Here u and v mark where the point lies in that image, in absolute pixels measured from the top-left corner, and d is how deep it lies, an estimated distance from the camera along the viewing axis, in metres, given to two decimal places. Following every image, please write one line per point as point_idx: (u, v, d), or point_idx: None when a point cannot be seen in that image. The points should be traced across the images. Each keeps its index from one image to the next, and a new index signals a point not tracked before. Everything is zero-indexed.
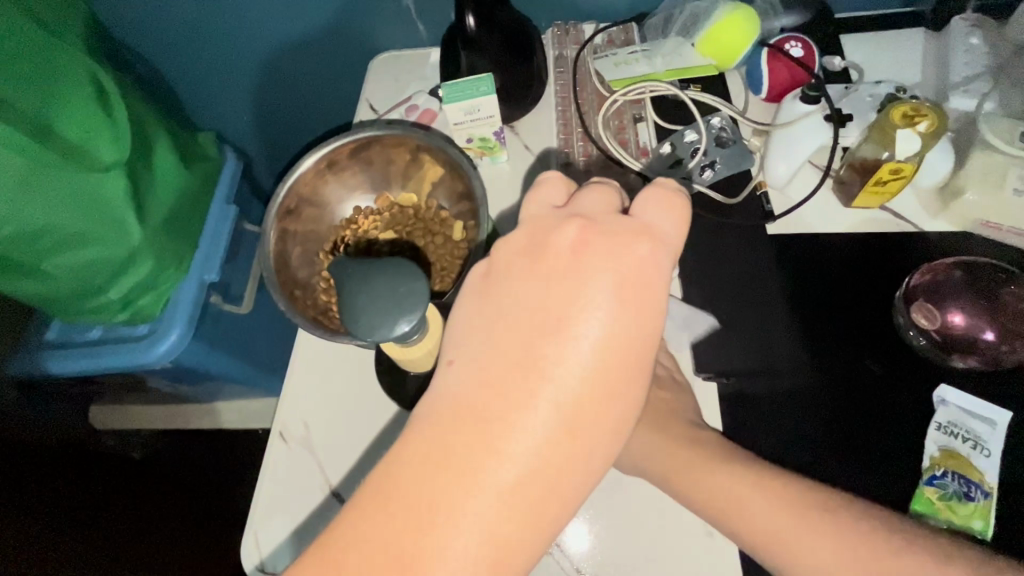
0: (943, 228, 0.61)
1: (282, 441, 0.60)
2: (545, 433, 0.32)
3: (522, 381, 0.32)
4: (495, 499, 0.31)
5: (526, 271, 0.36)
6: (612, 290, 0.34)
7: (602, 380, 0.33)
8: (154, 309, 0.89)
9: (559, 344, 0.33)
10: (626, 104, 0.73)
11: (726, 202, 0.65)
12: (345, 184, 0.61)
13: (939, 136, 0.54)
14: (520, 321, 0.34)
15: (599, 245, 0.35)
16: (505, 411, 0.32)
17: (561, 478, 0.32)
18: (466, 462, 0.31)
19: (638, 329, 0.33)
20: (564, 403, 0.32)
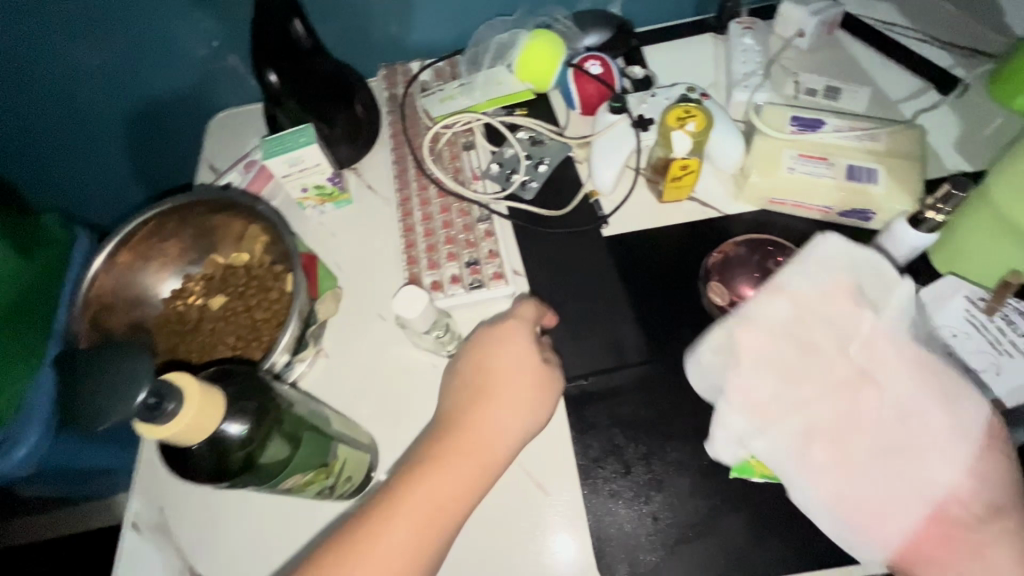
0: (744, 209, 0.67)
1: (136, 532, 0.56)
2: (489, 441, 0.51)
3: (478, 407, 0.52)
4: (461, 487, 0.49)
5: (482, 344, 0.55)
6: (527, 360, 0.53)
7: (528, 402, 0.52)
8: (5, 414, 0.78)
9: (521, 398, 0.52)
10: (459, 133, 0.75)
11: (553, 214, 0.69)
12: (167, 255, 0.60)
13: (707, 130, 0.60)
14: (476, 375, 0.53)
15: (521, 338, 0.54)
16: (463, 432, 0.51)
17: (486, 466, 0.50)
18: (431, 465, 0.49)
19: (534, 377, 0.53)
20: (496, 427, 0.51)
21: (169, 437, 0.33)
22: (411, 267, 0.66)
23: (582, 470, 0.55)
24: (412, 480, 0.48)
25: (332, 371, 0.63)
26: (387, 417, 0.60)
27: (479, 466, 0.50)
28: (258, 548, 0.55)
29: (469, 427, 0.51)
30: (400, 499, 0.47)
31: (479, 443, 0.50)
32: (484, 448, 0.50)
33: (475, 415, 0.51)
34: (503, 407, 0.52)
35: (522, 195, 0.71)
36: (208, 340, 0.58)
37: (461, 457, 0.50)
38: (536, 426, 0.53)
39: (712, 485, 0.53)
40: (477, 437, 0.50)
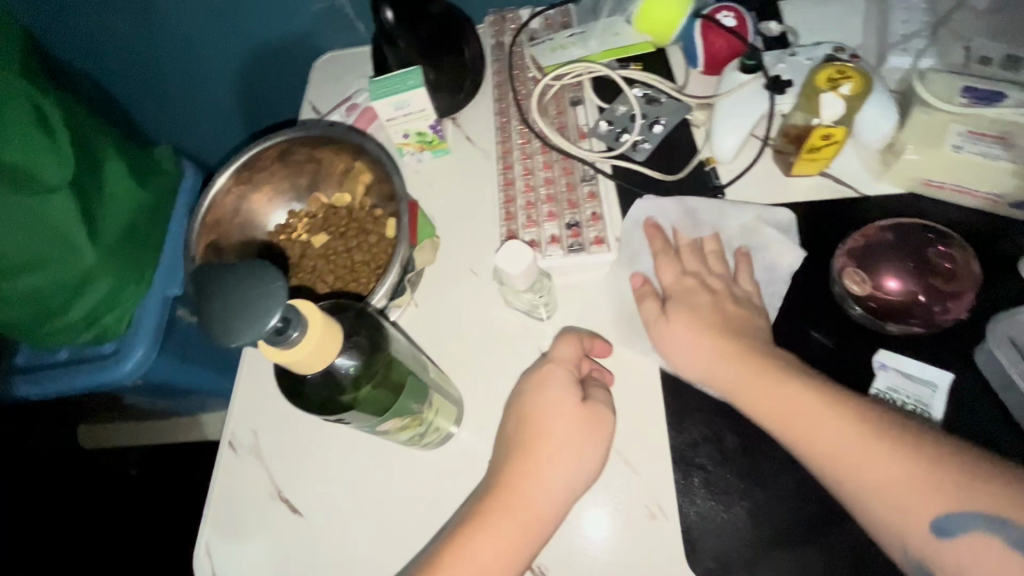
0: (887, 191, 0.60)
1: (232, 451, 0.59)
2: (532, 499, 0.46)
3: (522, 462, 0.47)
4: (495, 554, 0.44)
5: (528, 389, 0.50)
6: (569, 411, 0.48)
7: (572, 451, 0.47)
8: (120, 326, 0.87)
9: (560, 462, 0.47)
10: (566, 87, 0.71)
11: (666, 178, 0.64)
12: (275, 188, 0.61)
13: (865, 93, 0.53)
14: (521, 426, 0.49)
15: (558, 384, 0.49)
16: (506, 489, 0.46)
17: (530, 525, 0.45)
18: (473, 524, 0.45)
19: (580, 426, 0.47)
20: (535, 482, 0.46)
21: (293, 364, 0.32)
22: (509, 223, 0.64)
23: (677, 454, 0.52)
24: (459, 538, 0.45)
25: (421, 320, 0.62)
26: (473, 373, 0.59)
27: (516, 534, 0.45)
28: (342, 483, 0.56)
29: (514, 483, 0.46)
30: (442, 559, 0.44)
31: (517, 507, 0.46)
32: (520, 513, 0.45)
33: (520, 471, 0.47)
34: (540, 476, 0.46)
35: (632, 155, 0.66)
36: (309, 276, 0.59)
37: (501, 517, 0.45)
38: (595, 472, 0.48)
39: (822, 491, 0.49)
40: (512, 505, 0.46)
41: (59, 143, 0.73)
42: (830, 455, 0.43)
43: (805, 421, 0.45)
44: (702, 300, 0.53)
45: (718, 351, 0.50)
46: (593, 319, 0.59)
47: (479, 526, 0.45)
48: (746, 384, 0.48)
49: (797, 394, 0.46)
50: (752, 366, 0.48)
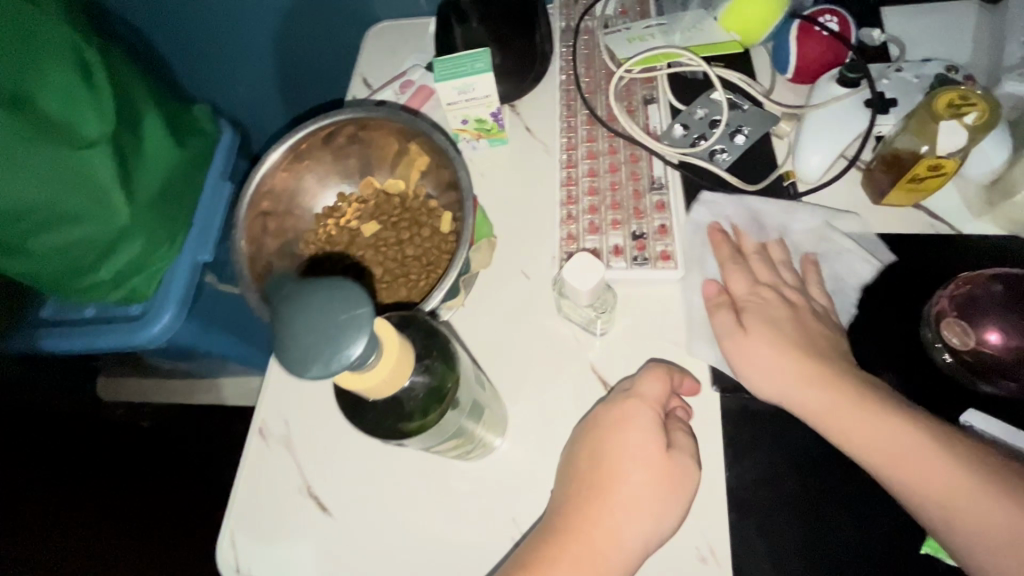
0: (987, 230, 0.55)
1: (262, 438, 0.57)
2: (610, 547, 0.43)
3: (596, 504, 0.44)
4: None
5: (606, 427, 0.47)
6: (652, 457, 0.45)
7: (655, 497, 0.44)
8: (148, 288, 0.85)
9: (637, 508, 0.44)
10: (638, 83, 0.66)
11: (746, 188, 0.59)
12: (327, 167, 0.57)
13: (988, 129, 0.47)
14: (595, 465, 0.46)
15: (641, 426, 0.46)
16: (581, 535, 0.43)
17: (604, 574, 0.42)
18: (539, 566, 0.42)
19: (664, 473, 0.45)
20: (613, 530, 0.43)
21: (361, 390, 0.29)
22: (569, 226, 0.60)
23: (734, 495, 0.48)
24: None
25: (467, 322, 0.59)
26: (519, 383, 0.56)
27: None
28: (374, 485, 0.54)
29: (588, 529, 0.43)
30: None
31: (590, 551, 0.43)
32: (592, 557, 0.43)
33: (599, 515, 0.44)
34: (614, 522, 0.44)
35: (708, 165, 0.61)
36: (357, 267, 0.55)
37: (576, 565, 0.42)
38: (675, 521, 0.45)
39: (891, 553, 0.45)
40: (584, 548, 0.43)
41: (99, 96, 0.70)
42: (890, 462, 0.44)
43: (869, 430, 0.44)
44: (780, 311, 0.51)
45: (791, 358, 0.48)
46: (651, 339, 0.55)
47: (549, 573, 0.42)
48: (825, 408, 0.46)
49: (876, 417, 0.45)
50: (826, 378, 0.47)
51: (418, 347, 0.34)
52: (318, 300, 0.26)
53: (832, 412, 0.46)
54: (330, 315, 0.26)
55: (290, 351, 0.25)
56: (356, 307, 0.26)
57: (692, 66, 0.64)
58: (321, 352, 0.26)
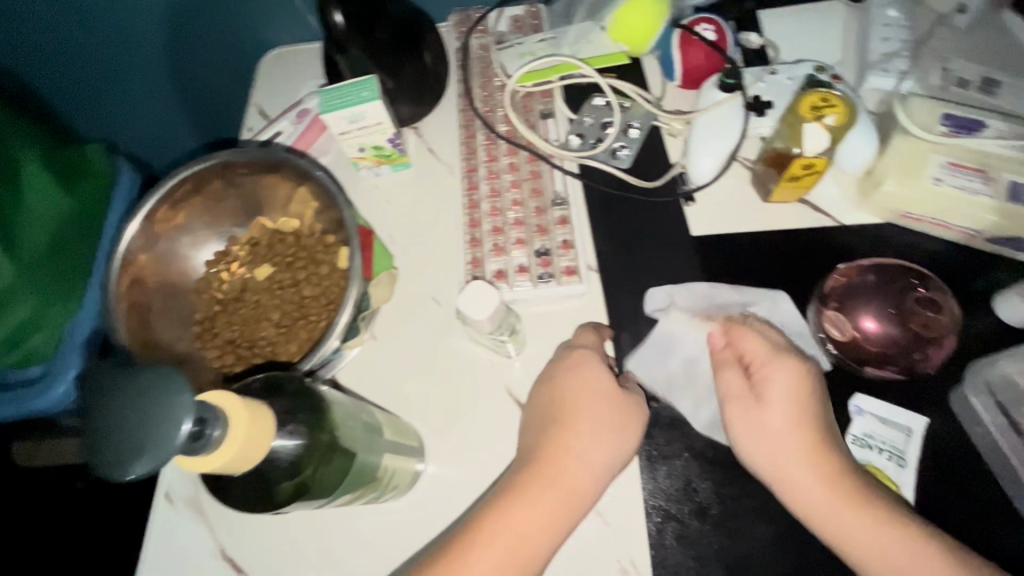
0: (865, 219, 0.58)
1: (168, 503, 0.54)
2: (574, 473, 0.46)
3: (558, 434, 0.47)
4: (545, 527, 0.44)
5: (560, 365, 0.50)
6: (605, 385, 0.48)
7: (609, 424, 0.47)
8: (48, 348, 0.74)
9: (597, 439, 0.47)
10: (536, 96, 0.66)
11: (643, 186, 0.60)
12: (213, 211, 0.55)
13: (847, 126, 0.50)
14: (553, 404, 0.49)
15: (592, 364, 0.49)
16: (546, 466, 0.46)
17: (571, 497, 0.45)
18: (510, 504, 0.44)
19: (614, 401, 0.48)
20: (573, 456, 0.46)
21: (214, 469, 0.27)
22: (474, 250, 0.59)
23: (651, 502, 0.49)
24: (496, 515, 0.44)
25: (379, 356, 0.58)
26: (436, 414, 0.55)
27: (560, 507, 0.45)
28: (294, 537, 0.52)
29: (555, 457, 0.46)
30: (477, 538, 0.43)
31: (560, 477, 0.45)
32: (562, 489, 0.45)
33: (559, 443, 0.46)
34: (580, 454, 0.46)
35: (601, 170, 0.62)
36: (252, 313, 0.53)
37: (545, 491, 0.45)
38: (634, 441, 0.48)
39: (798, 543, 0.47)
40: (556, 481, 0.45)
41: None
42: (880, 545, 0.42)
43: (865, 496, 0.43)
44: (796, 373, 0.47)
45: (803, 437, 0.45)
46: None
47: (519, 505, 0.44)
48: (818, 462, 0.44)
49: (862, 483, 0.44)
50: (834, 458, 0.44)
51: (284, 410, 0.33)
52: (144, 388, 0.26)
53: (821, 501, 0.44)
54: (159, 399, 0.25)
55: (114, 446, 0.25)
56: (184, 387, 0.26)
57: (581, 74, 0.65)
58: (151, 443, 0.25)
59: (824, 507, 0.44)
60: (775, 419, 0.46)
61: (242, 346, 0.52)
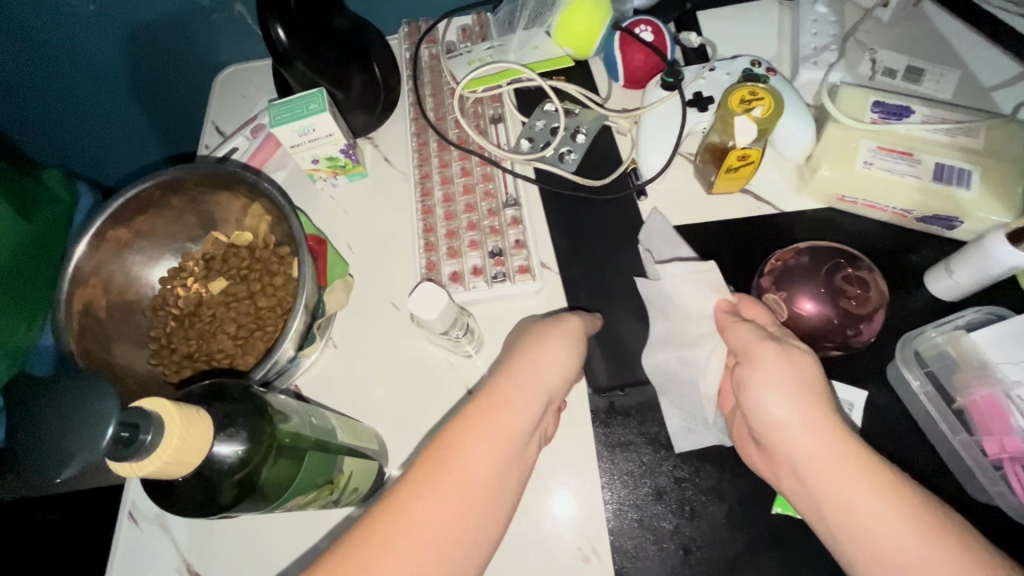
0: (804, 205, 0.60)
1: (133, 523, 0.53)
2: (528, 397, 0.44)
3: (512, 361, 0.46)
4: (491, 458, 0.41)
5: (526, 324, 0.52)
6: (554, 328, 0.49)
7: (553, 356, 0.47)
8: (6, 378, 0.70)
9: (534, 360, 0.46)
10: (486, 101, 0.68)
11: (590, 185, 0.62)
12: (165, 228, 0.55)
13: (775, 117, 0.52)
14: (512, 347, 0.49)
15: (544, 320, 0.51)
16: (502, 387, 0.44)
17: (520, 416, 0.43)
18: (464, 427, 0.41)
19: (556, 337, 0.48)
20: (525, 382, 0.45)
21: (151, 474, 0.28)
22: (429, 254, 0.60)
23: (610, 490, 0.50)
24: (454, 441, 0.41)
25: (340, 364, 0.58)
26: (398, 418, 0.56)
27: (503, 434, 0.42)
28: (261, 549, 0.52)
29: (509, 382, 0.44)
30: (434, 464, 0.40)
31: (511, 397, 0.43)
32: (504, 417, 0.42)
33: (511, 368, 0.45)
34: (520, 377, 0.45)
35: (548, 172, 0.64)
36: (208, 327, 0.54)
37: (503, 413, 0.42)
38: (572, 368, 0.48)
39: (751, 519, 0.49)
40: (501, 402, 0.43)
41: None
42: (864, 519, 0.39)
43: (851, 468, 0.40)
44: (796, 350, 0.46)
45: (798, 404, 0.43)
46: None
47: (473, 428, 0.41)
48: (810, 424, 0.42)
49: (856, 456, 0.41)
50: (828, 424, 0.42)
51: (224, 416, 0.33)
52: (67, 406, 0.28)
53: (820, 459, 0.41)
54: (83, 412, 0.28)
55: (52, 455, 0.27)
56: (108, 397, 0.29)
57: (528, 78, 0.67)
58: (79, 447, 0.27)
59: (864, 528, 0.39)
60: (760, 400, 0.44)
61: (199, 361, 0.52)
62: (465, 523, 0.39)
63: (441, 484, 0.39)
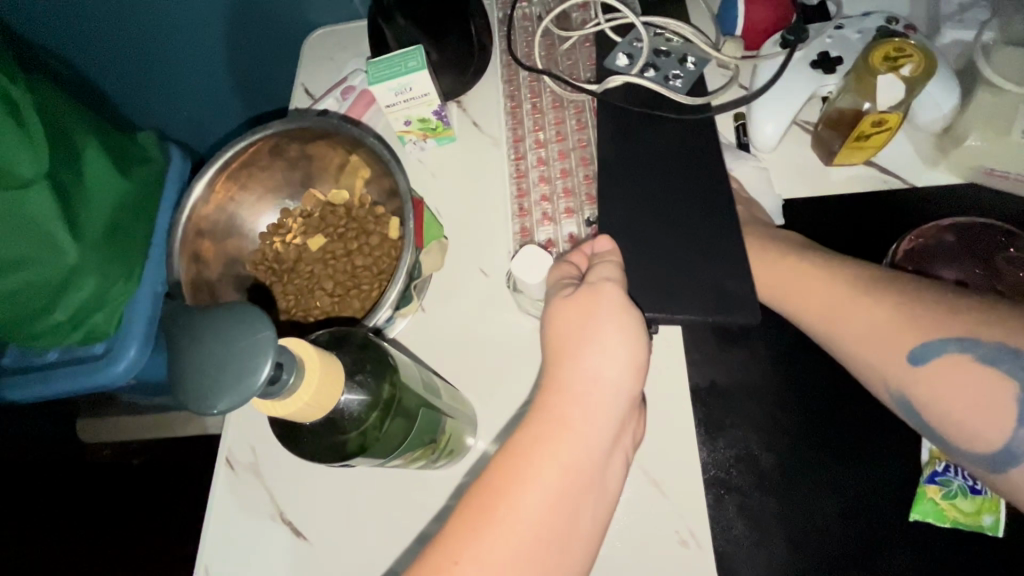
0: (940, 179, 0.54)
1: (230, 469, 0.55)
2: (593, 416, 0.39)
3: (558, 375, 0.41)
4: (558, 491, 0.37)
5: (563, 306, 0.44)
6: (603, 317, 0.42)
7: (608, 346, 0.41)
8: (110, 325, 0.76)
9: (585, 364, 0.41)
10: (581, 62, 0.63)
11: (689, 103, 0.57)
12: (265, 185, 0.56)
13: (926, 79, 0.47)
14: (554, 349, 0.43)
15: (590, 301, 0.43)
16: (557, 413, 0.39)
17: (585, 441, 0.39)
18: (522, 467, 0.37)
19: (611, 326, 0.41)
20: (583, 396, 0.40)
21: (289, 414, 0.29)
22: (522, 220, 0.59)
23: (709, 475, 0.48)
24: (508, 475, 0.37)
25: (427, 328, 0.58)
26: (487, 387, 0.54)
27: (566, 463, 0.38)
28: (352, 504, 0.52)
29: (567, 404, 0.39)
30: (496, 506, 0.36)
31: (569, 422, 0.39)
32: (565, 443, 0.38)
33: (563, 384, 0.40)
34: (573, 389, 0.40)
35: (631, 92, 0.58)
36: (307, 283, 0.54)
37: (566, 447, 0.38)
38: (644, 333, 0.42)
39: (867, 515, 0.45)
40: (558, 427, 0.39)
41: (33, 137, 0.63)
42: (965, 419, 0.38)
43: None
44: None
45: None
46: None
47: (534, 468, 0.37)
48: None
49: None
50: None
51: (350, 363, 0.34)
52: (200, 347, 0.27)
53: None
54: (198, 363, 0.27)
55: (196, 392, 0.26)
56: (199, 407, 0.26)
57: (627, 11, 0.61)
58: (229, 383, 0.26)
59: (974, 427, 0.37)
60: None
61: (298, 314, 0.53)
62: (547, 562, 0.36)
63: (511, 521, 0.36)
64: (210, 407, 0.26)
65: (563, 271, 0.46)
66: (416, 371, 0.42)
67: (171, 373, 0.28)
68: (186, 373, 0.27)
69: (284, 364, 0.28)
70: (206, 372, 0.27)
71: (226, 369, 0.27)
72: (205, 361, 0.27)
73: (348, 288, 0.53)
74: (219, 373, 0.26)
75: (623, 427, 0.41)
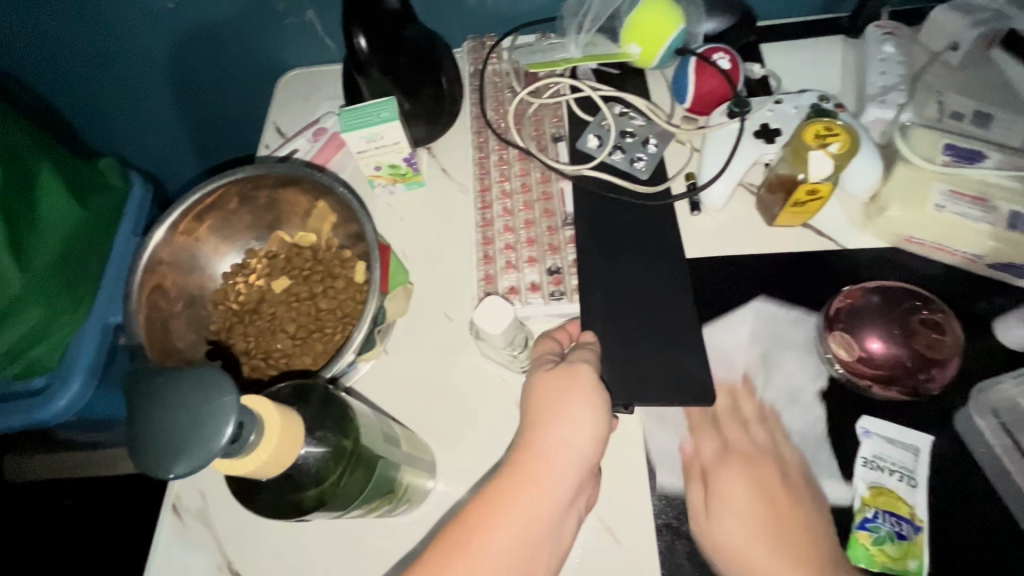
0: (868, 243, 0.59)
1: (176, 515, 0.53)
2: (559, 483, 0.42)
3: (533, 436, 0.44)
4: (521, 541, 0.40)
5: (544, 374, 0.46)
6: (580, 393, 0.44)
7: (575, 419, 0.44)
8: (52, 360, 0.72)
9: (557, 434, 0.43)
10: (547, 119, 0.68)
11: (647, 191, 0.61)
12: (231, 226, 0.56)
13: (851, 154, 0.52)
14: (531, 411, 0.45)
15: (568, 375, 0.45)
16: (527, 471, 0.42)
17: (546, 500, 0.42)
18: (490, 513, 0.41)
19: (583, 403, 0.44)
20: (551, 459, 0.43)
21: (245, 472, 0.29)
22: (486, 267, 0.60)
23: (662, 523, 0.49)
24: (480, 518, 0.41)
25: (390, 371, 0.58)
26: (446, 430, 0.55)
27: (529, 518, 0.41)
28: (306, 550, 0.51)
29: (539, 465, 0.42)
30: (467, 547, 0.40)
31: (536, 481, 0.42)
32: (531, 500, 0.41)
33: (537, 444, 0.43)
34: (544, 454, 0.43)
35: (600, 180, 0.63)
36: (268, 325, 0.54)
37: (530, 503, 0.41)
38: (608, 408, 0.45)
39: None
40: (529, 485, 0.42)
41: None
42: None
43: None
44: (1006, 500, 0.47)
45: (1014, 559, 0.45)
46: None
47: (501, 517, 0.41)
48: None
49: None
50: None
51: (310, 418, 0.34)
52: (161, 411, 0.28)
53: None
54: (158, 427, 0.27)
55: (157, 451, 0.27)
56: (153, 469, 0.27)
57: (589, 84, 0.66)
58: (188, 445, 0.27)
59: None
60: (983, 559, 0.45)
61: (256, 357, 0.53)
62: None
63: (479, 560, 0.39)
64: (167, 463, 0.27)
65: (545, 350, 0.51)
66: (377, 422, 0.43)
67: (129, 432, 0.28)
68: (149, 432, 0.28)
69: (243, 423, 0.28)
70: (161, 431, 0.27)
71: (187, 432, 0.27)
72: (165, 424, 0.27)
73: (308, 332, 0.53)
74: (181, 434, 0.27)
75: (580, 490, 0.44)
